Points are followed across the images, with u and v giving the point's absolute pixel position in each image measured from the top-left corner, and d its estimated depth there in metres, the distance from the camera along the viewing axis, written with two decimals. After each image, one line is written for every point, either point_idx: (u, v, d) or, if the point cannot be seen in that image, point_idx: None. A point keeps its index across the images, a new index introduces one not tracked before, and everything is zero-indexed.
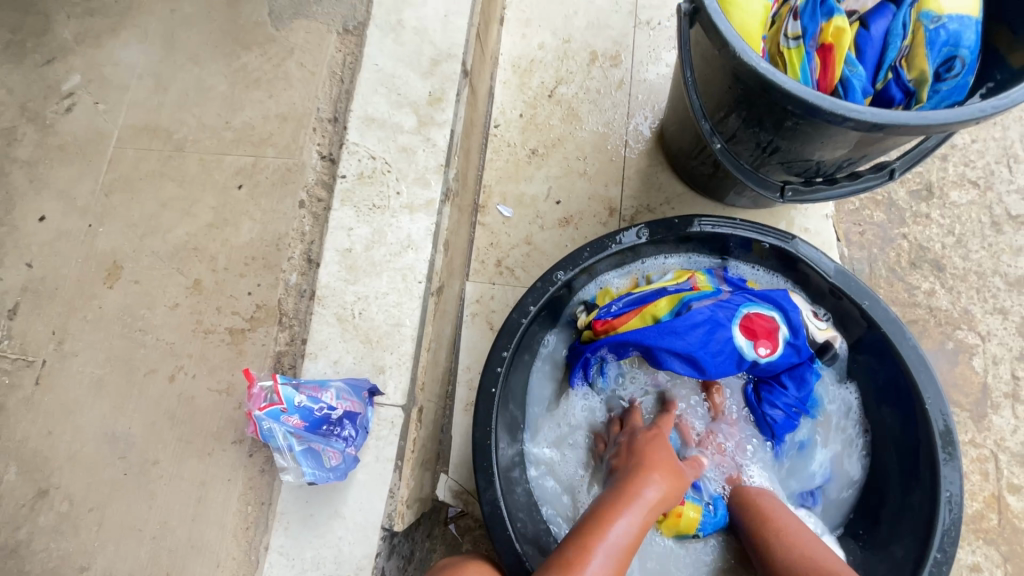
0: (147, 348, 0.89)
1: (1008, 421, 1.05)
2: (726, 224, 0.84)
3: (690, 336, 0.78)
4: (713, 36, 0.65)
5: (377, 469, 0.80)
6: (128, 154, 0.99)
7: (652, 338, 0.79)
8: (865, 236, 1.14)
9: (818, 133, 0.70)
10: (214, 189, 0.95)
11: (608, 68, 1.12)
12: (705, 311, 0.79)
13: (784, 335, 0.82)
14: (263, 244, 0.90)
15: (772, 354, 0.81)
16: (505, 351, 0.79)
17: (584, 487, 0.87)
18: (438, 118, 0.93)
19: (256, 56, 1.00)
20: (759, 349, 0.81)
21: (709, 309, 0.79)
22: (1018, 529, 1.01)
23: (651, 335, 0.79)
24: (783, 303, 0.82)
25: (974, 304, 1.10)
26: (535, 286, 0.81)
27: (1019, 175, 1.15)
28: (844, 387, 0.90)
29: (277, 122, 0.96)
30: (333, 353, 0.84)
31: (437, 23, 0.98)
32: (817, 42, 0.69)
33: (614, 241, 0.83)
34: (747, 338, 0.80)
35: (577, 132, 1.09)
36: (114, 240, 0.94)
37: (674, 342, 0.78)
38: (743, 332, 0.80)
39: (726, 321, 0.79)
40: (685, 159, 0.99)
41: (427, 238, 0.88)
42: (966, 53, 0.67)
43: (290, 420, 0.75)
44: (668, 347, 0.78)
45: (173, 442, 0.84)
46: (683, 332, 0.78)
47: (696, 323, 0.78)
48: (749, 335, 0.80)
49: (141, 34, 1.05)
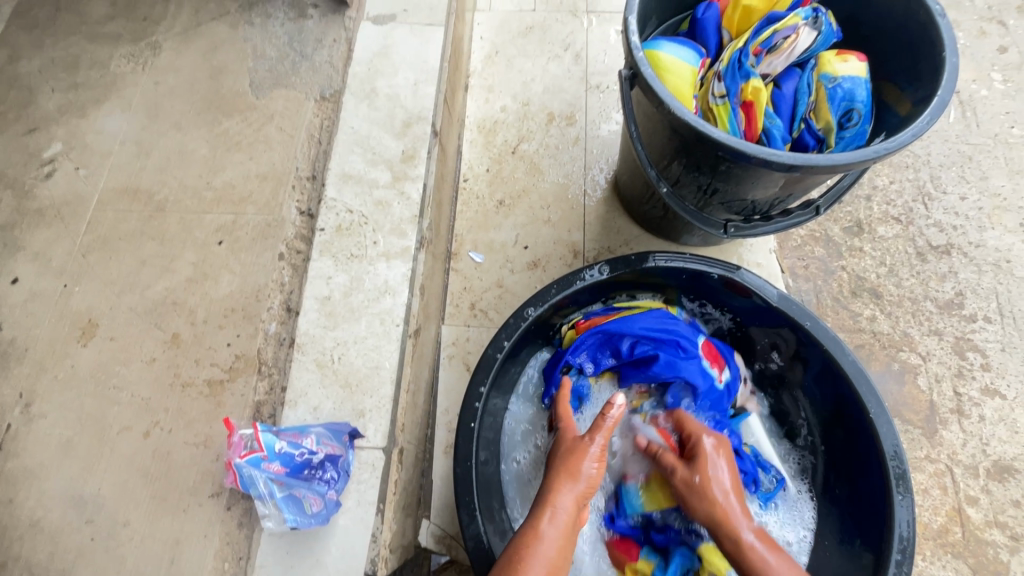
0: (121, 405, 0.88)
1: (957, 435, 1.13)
2: (678, 259, 0.92)
3: (667, 328, 0.90)
4: (651, 96, 0.75)
5: (359, 513, 0.79)
6: (107, 216, 1.02)
7: (634, 324, 0.90)
8: (809, 270, 1.25)
9: (748, 174, 0.80)
10: (194, 246, 0.98)
11: (565, 127, 1.24)
12: (677, 319, 0.92)
13: (728, 374, 0.93)
14: (243, 296, 0.93)
15: (722, 379, 0.91)
16: (483, 386, 0.83)
17: None
18: (411, 173, 1.01)
19: (237, 122, 1.07)
20: (714, 369, 0.91)
21: (679, 320, 0.93)
22: (981, 540, 1.06)
23: (633, 321, 0.90)
24: (727, 352, 0.96)
25: (911, 327, 1.20)
26: (507, 323, 0.86)
27: (934, 211, 1.30)
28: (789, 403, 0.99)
29: (257, 181, 1.02)
30: (313, 399, 0.85)
31: (408, 90, 1.08)
32: (739, 99, 0.80)
33: (579, 278, 0.90)
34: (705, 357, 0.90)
35: (540, 184, 1.19)
36: (91, 299, 0.96)
37: (652, 330, 0.89)
38: (706, 350, 0.91)
39: (693, 334, 0.91)
40: (638, 204, 1.10)
41: (403, 283, 0.93)
42: (861, 106, 0.79)
43: (270, 467, 0.75)
44: (647, 332, 0.89)
45: (146, 501, 0.82)
46: (659, 324, 0.90)
47: (668, 324, 0.90)
48: (709, 355, 0.91)
49: (125, 105, 1.11)
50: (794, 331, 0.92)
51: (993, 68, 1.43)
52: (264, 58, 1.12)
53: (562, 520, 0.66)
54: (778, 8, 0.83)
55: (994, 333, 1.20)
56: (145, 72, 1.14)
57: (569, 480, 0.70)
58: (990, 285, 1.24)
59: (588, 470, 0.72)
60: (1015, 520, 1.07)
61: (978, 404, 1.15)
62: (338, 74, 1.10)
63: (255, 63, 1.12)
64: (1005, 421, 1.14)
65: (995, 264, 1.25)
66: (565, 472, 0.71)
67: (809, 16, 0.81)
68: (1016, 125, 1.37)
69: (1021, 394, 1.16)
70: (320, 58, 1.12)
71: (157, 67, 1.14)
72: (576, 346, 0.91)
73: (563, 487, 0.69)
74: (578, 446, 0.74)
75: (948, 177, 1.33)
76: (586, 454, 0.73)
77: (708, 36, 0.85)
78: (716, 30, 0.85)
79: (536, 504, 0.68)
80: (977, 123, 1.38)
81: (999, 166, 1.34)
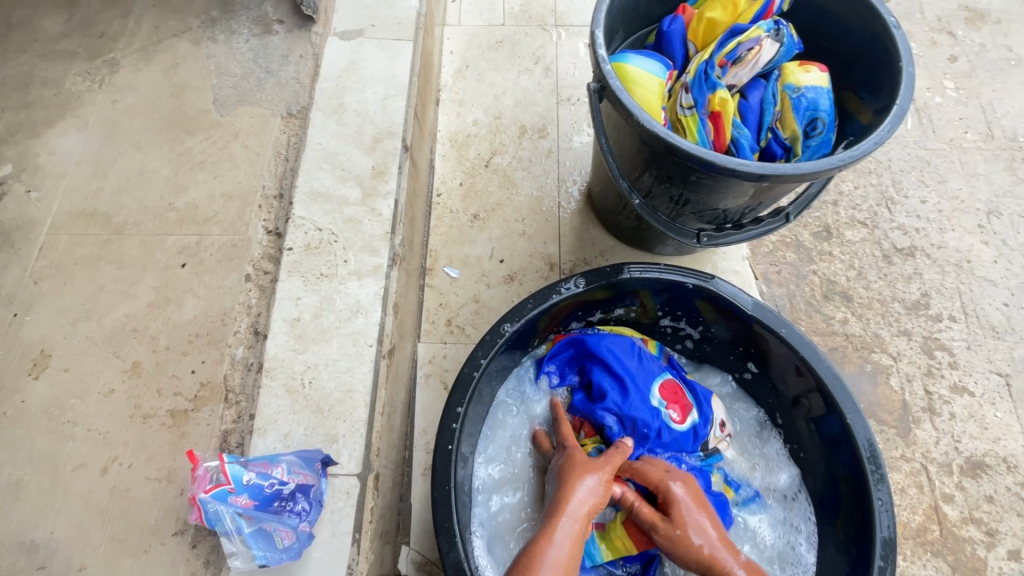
0: (76, 441, 0.83)
1: (930, 434, 1.15)
2: (652, 269, 0.92)
3: (625, 360, 0.89)
4: (620, 108, 0.75)
5: (334, 544, 0.76)
6: (61, 240, 0.97)
7: (601, 343, 0.91)
8: (782, 275, 1.27)
9: (718, 184, 0.80)
10: (156, 269, 0.94)
11: (537, 139, 1.24)
12: (640, 354, 0.91)
13: (694, 417, 0.88)
14: (208, 320, 0.90)
15: (680, 423, 0.87)
16: (460, 407, 0.81)
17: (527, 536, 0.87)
18: (382, 189, 0.99)
19: (201, 141, 1.04)
20: (670, 411, 0.87)
21: (643, 356, 0.91)
22: (958, 537, 1.07)
23: (599, 341, 0.91)
24: (703, 395, 0.91)
25: (882, 328, 1.23)
26: (484, 340, 0.85)
27: (897, 214, 1.34)
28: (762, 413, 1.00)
29: (221, 201, 0.99)
30: (283, 426, 0.82)
31: (377, 105, 1.06)
32: (707, 110, 0.81)
33: (555, 291, 0.89)
34: (664, 397, 0.87)
35: (514, 197, 1.18)
36: (43, 328, 0.90)
37: (611, 358, 0.89)
38: (664, 392, 0.88)
39: (653, 373, 0.89)
40: (612, 216, 1.10)
41: (376, 302, 0.90)
42: (825, 115, 0.81)
43: (238, 500, 0.71)
44: (606, 357, 0.89)
45: (104, 543, 0.77)
46: (617, 354, 0.89)
47: (634, 354, 0.90)
48: (668, 397, 0.88)
49: (80, 124, 1.07)
50: (769, 337, 0.92)
51: (944, 77, 1.50)
52: (228, 75, 1.10)
53: (576, 528, 0.68)
54: (741, 20, 0.84)
55: (960, 331, 1.23)
56: (102, 91, 1.10)
57: (585, 491, 0.72)
58: (954, 285, 1.27)
59: (600, 488, 0.73)
60: (989, 515, 1.09)
61: (949, 401, 1.17)
62: (305, 89, 1.08)
63: (219, 80, 1.09)
64: (974, 418, 1.16)
65: (957, 264, 1.29)
66: (576, 485, 0.73)
67: (771, 28, 0.82)
68: (969, 130, 1.43)
69: (988, 390, 1.19)
70: (286, 74, 1.10)
71: (115, 85, 1.10)
72: (551, 355, 0.95)
73: (577, 497, 0.71)
74: (589, 466, 0.75)
75: (909, 182, 1.37)
76: (599, 475, 0.74)
77: (674, 49, 0.86)
78: (682, 42, 0.86)
79: (548, 514, 0.70)
80: (933, 130, 1.43)
81: (955, 170, 1.39)
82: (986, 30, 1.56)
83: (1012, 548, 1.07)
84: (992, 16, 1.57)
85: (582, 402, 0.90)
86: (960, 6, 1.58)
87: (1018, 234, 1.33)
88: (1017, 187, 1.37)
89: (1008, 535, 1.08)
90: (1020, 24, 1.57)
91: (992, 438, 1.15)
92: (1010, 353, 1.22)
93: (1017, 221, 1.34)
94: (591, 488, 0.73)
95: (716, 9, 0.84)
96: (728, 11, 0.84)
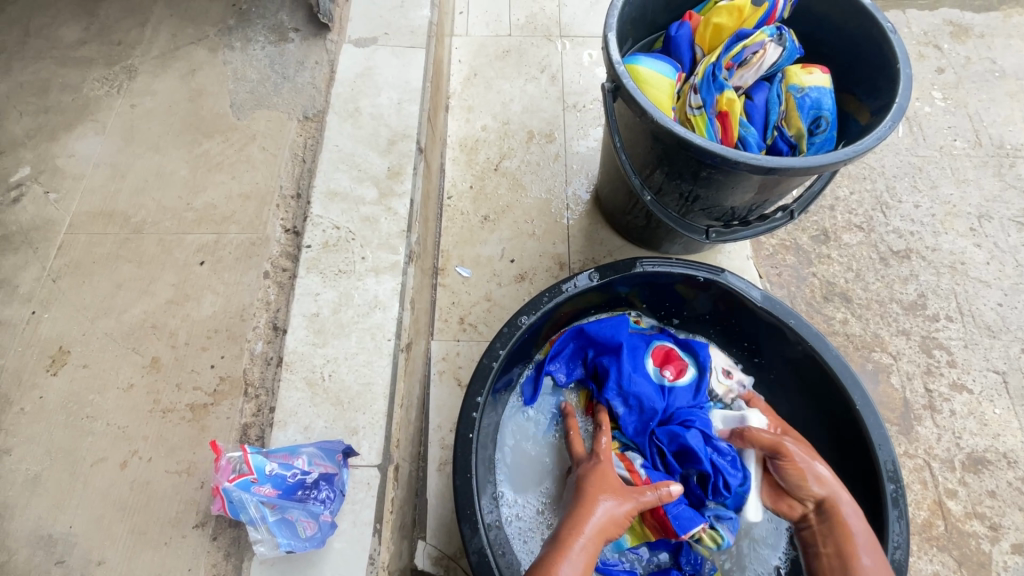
0: (95, 436, 0.83)
1: (931, 430, 1.17)
2: (663, 263, 0.95)
3: (613, 342, 0.95)
4: (635, 106, 0.78)
5: (355, 535, 0.76)
6: (80, 239, 0.98)
7: (586, 333, 0.96)
8: (783, 277, 1.30)
9: (728, 180, 0.84)
10: (175, 267, 0.96)
11: (544, 144, 1.27)
12: (628, 333, 0.97)
13: (691, 375, 0.94)
14: (226, 316, 0.91)
15: (678, 380, 0.93)
16: (479, 396, 0.82)
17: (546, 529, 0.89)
18: (397, 189, 1.01)
19: (218, 143, 1.06)
20: (665, 373, 0.93)
21: (631, 333, 0.98)
22: (963, 532, 1.09)
23: (588, 331, 0.97)
24: (697, 351, 0.97)
25: (881, 328, 1.26)
26: (502, 331, 0.87)
27: (893, 218, 1.38)
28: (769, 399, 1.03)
29: (239, 200, 1.01)
30: (303, 418, 0.82)
31: (392, 109, 1.09)
32: (716, 110, 0.84)
33: (570, 285, 0.92)
34: (655, 365, 0.94)
35: (523, 200, 1.21)
36: (61, 325, 0.91)
37: (601, 343, 0.95)
38: (656, 359, 0.94)
39: (642, 345, 0.96)
40: (621, 215, 1.12)
41: (394, 297, 0.92)
42: (828, 114, 0.84)
43: (262, 489, 0.72)
44: (598, 344, 0.96)
45: (123, 536, 0.77)
46: (606, 339, 0.95)
47: (618, 334, 0.96)
48: (660, 362, 0.94)
49: (99, 128, 1.09)
50: (778, 330, 0.95)
51: (933, 88, 1.56)
52: (245, 80, 1.12)
53: (587, 551, 0.66)
54: (746, 26, 0.88)
55: (956, 331, 1.27)
56: (120, 96, 1.12)
57: (605, 516, 0.70)
58: (949, 286, 1.31)
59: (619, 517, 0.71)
60: (992, 510, 1.11)
61: (948, 399, 1.20)
62: (320, 94, 1.11)
63: (236, 85, 1.12)
64: (974, 415, 1.19)
65: (951, 266, 1.33)
66: (598, 504, 0.71)
67: (774, 33, 0.86)
68: (958, 138, 1.49)
69: (986, 388, 1.22)
70: (303, 80, 1.13)
71: (133, 90, 1.13)
72: (551, 356, 0.97)
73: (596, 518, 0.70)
74: (618, 492, 0.73)
75: (902, 187, 1.42)
76: (624, 504, 0.72)
77: (682, 51, 0.90)
78: (690, 46, 0.90)
79: (565, 530, 0.68)
80: (924, 137, 1.49)
81: (946, 175, 1.44)
82: (971, 43, 1.63)
83: (1015, 542, 1.09)
84: (976, 30, 1.65)
85: (591, 391, 0.96)
86: (945, 21, 1.65)
87: (1009, 237, 1.37)
88: (1006, 192, 1.42)
89: (1011, 529, 1.10)
90: (1002, 38, 1.64)
91: (992, 434, 1.17)
92: (1005, 351, 1.25)
93: (1007, 225, 1.39)
94: (609, 517, 0.70)
95: (722, 14, 0.87)
96: (734, 16, 0.87)
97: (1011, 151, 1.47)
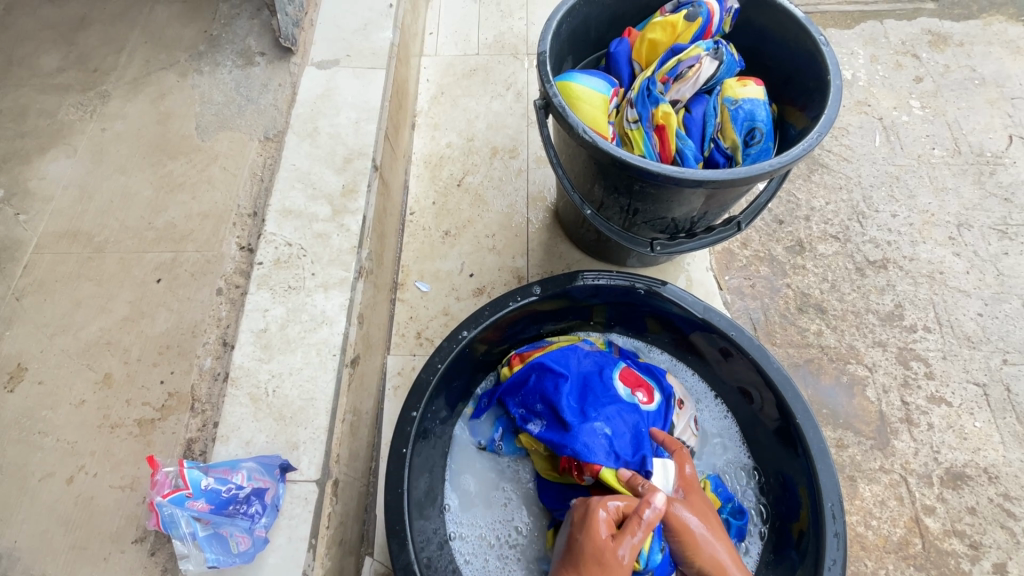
0: (45, 451, 0.84)
1: (908, 445, 1.13)
2: (605, 276, 0.96)
3: (580, 370, 0.90)
4: (563, 123, 0.80)
5: (290, 550, 0.77)
6: (45, 259, 1.00)
7: (550, 362, 0.90)
8: (755, 289, 1.29)
9: (661, 193, 0.84)
10: (132, 285, 0.98)
11: (508, 159, 1.29)
12: (592, 357, 0.93)
13: (659, 397, 0.91)
14: (178, 332, 0.93)
15: (649, 404, 0.89)
16: (415, 411, 0.85)
17: (490, 542, 0.90)
18: (351, 207, 1.03)
19: (182, 164, 1.10)
20: (638, 396, 0.89)
21: (594, 357, 0.93)
22: (941, 551, 1.05)
23: (552, 361, 0.90)
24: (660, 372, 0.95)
25: (856, 340, 1.23)
26: (442, 346, 0.89)
27: (869, 228, 1.36)
28: (719, 412, 1.02)
29: (198, 219, 1.03)
30: (245, 433, 0.83)
31: (350, 128, 1.12)
32: (652, 124, 0.85)
33: (513, 300, 0.93)
34: (625, 388, 0.89)
35: (484, 214, 1.22)
36: (20, 343, 0.93)
37: (567, 376, 0.89)
38: (625, 380, 0.90)
39: (609, 366, 0.91)
40: (575, 228, 1.14)
41: (341, 312, 0.93)
42: (761, 124, 0.85)
43: (194, 505, 0.73)
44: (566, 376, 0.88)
45: (65, 551, 0.78)
46: (570, 369, 0.90)
47: (583, 362, 0.91)
48: (631, 383, 0.90)
49: (70, 151, 1.12)
50: (723, 341, 0.94)
51: (911, 97, 1.55)
52: (211, 102, 1.16)
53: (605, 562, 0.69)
54: (681, 40, 0.90)
55: (935, 341, 1.24)
56: (93, 120, 1.16)
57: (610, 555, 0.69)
58: (927, 296, 1.28)
59: (716, 530, 0.75)
60: (972, 527, 1.07)
61: (926, 411, 1.17)
62: (281, 115, 1.14)
63: (202, 107, 1.16)
64: (953, 428, 1.15)
65: (929, 275, 1.31)
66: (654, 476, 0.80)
67: (710, 47, 0.88)
68: (936, 146, 1.47)
69: (966, 400, 1.18)
70: (265, 101, 1.16)
71: (105, 114, 1.17)
72: (508, 389, 0.92)
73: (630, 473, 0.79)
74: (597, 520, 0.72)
75: (879, 197, 1.40)
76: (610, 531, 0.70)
77: (620, 68, 0.93)
78: (627, 61, 0.93)
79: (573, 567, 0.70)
80: (901, 146, 1.47)
81: (924, 184, 1.42)
82: (949, 52, 1.62)
83: (997, 561, 1.05)
84: (955, 38, 1.64)
85: (554, 436, 0.84)
86: (923, 30, 1.65)
87: (989, 245, 1.35)
88: (986, 201, 1.40)
89: (992, 547, 1.06)
90: (982, 46, 1.63)
91: (972, 448, 1.14)
92: (986, 362, 1.22)
93: (987, 233, 1.36)
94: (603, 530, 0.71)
95: (656, 31, 0.90)
96: (668, 32, 0.89)
97: (992, 159, 1.45)
